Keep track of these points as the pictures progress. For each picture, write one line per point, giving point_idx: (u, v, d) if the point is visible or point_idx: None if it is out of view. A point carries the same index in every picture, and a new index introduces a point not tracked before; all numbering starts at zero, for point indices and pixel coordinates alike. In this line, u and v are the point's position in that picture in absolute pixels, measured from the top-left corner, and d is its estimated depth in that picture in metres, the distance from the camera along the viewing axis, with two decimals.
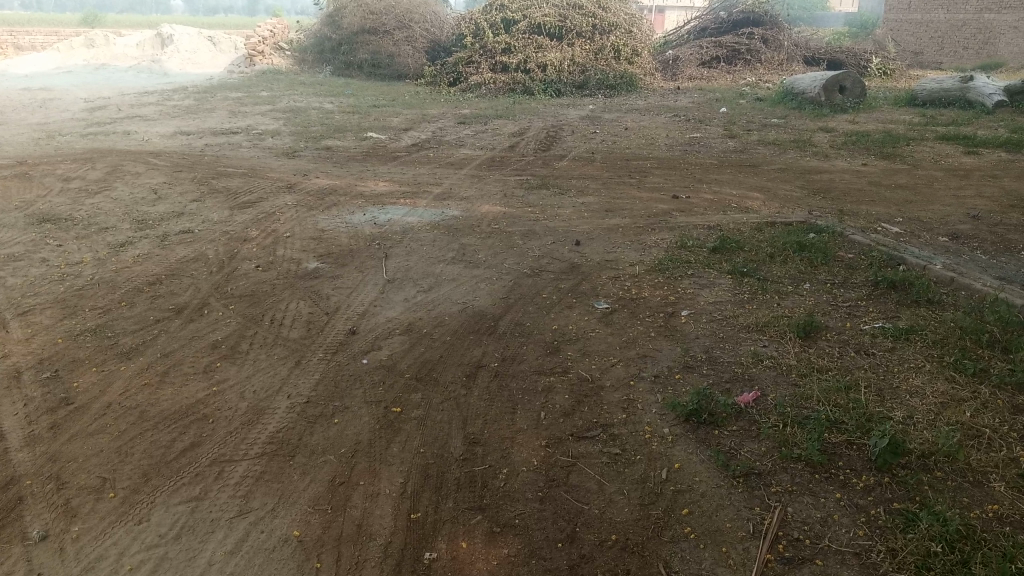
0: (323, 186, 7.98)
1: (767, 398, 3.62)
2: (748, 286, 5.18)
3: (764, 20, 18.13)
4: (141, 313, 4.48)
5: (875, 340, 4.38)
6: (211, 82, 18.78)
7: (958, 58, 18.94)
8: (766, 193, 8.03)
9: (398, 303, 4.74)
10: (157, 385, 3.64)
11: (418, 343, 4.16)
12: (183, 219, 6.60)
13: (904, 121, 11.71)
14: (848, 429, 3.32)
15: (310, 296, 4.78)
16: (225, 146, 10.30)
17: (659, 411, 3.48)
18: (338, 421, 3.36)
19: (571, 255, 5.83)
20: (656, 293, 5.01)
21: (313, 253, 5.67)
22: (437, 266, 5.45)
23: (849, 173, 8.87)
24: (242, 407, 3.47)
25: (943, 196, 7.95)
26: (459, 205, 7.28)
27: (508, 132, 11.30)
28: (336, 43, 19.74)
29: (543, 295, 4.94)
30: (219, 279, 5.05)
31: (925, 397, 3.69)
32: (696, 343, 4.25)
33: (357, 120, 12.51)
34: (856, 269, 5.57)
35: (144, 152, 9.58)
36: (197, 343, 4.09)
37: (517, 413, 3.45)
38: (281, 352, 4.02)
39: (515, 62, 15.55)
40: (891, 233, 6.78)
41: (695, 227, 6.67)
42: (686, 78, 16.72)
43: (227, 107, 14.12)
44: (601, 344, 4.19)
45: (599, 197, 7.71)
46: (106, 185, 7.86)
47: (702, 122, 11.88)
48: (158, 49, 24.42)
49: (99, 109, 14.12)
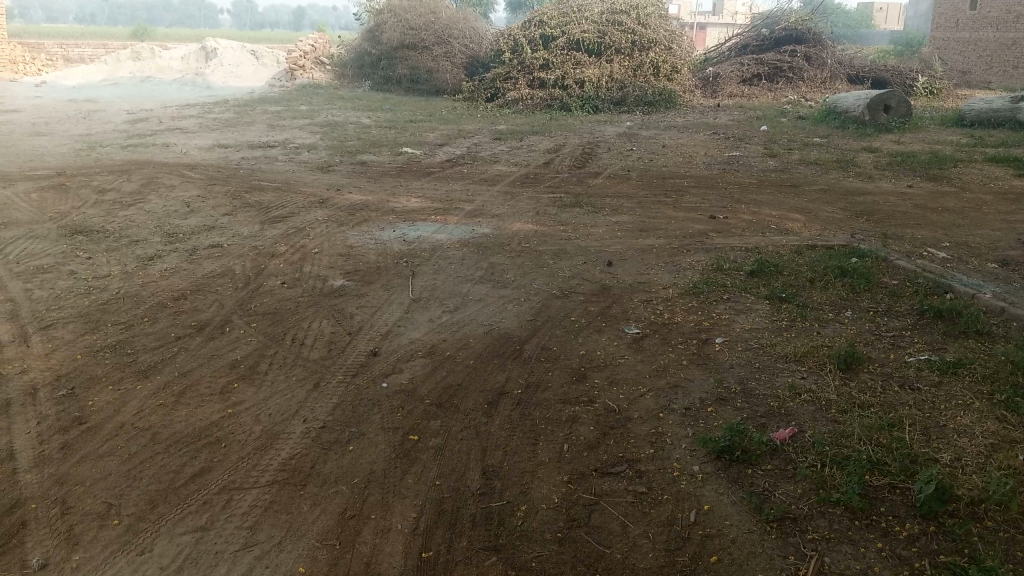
0: (355, 201, 7.93)
1: (805, 435, 3.43)
2: (786, 312, 4.98)
3: (808, 37, 17.83)
4: (161, 329, 4.45)
5: (920, 374, 4.15)
6: (251, 95, 19.00)
7: (1008, 77, 18.44)
8: (806, 215, 7.80)
9: (422, 324, 4.62)
10: (172, 407, 3.58)
11: (440, 367, 4.04)
12: (213, 233, 6.58)
13: (952, 142, 11.37)
14: (891, 470, 3.12)
15: (333, 315, 4.70)
16: (260, 159, 10.34)
17: (689, 446, 3.31)
18: (353, 448, 3.24)
19: (603, 276, 5.67)
20: (690, 319, 4.84)
21: (340, 269, 5.59)
22: (464, 285, 5.34)
23: (894, 195, 8.60)
24: (256, 431, 3.37)
25: (992, 220, 7.65)
26: (490, 222, 7.17)
27: (544, 148, 11.19)
28: (376, 57, 19.84)
29: (572, 318, 4.79)
30: (243, 295, 5.00)
31: (974, 437, 3.47)
32: (730, 373, 4.07)
33: (393, 134, 12.51)
34: (900, 296, 5.34)
35: (180, 165, 9.64)
36: (216, 362, 4.02)
37: (539, 444, 3.30)
38: (300, 373, 3.93)
39: (553, 78, 15.49)
40: (938, 258, 6.52)
41: (732, 249, 6.48)
42: (726, 95, 16.47)
43: (266, 120, 14.23)
44: (630, 372, 4.03)
45: (634, 216, 7.55)
46: (140, 197, 7.90)
47: (742, 140, 11.66)
48: (203, 63, 24.81)
49: (141, 121, 14.32)
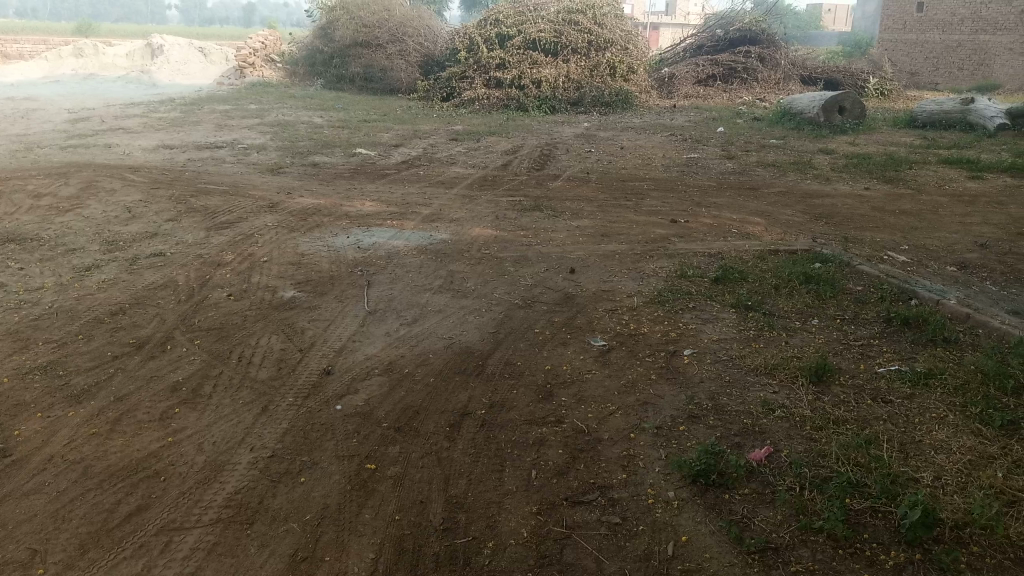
0: (307, 205, 7.64)
1: (781, 454, 3.29)
2: (753, 321, 4.86)
3: (762, 39, 17.93)
4: (98, 348, 4.16)
5: (892, 385, 4.06)
6: (199, 94, 18.50)
7: (953, 79, 18.78)
8: (767, 218, 7.73)
9: (379, 339, 4.39)
10: (107, 435, 3.31)
11: (398, 387, 3.81)
12: (156, 240, 6.26)
13: (905, 144, 11.46)
14: (872, 492, 3.00)
15: (283, 330, 4.44)
16: (207, 161, 9.97)
17: (662, 471, 3.14)
18: (305, 481, 3.01)
19: (566, 285, 5.49)
20: (657, 329, 4.68)
21: (290, 279, 5.33)
22: (423, 295, 5.12)
23: (852, 197, 8.60)
24: (198, 463, 3.13)
25: (949, 223, 7.67)
26: (448, 228, 6.95)
27: (502, 150, 10.99)
28: (328, 56, 19.42)
29: (536, 330, 4.60)
30: (187, 309, 4.71)
31: (951, 454, 3.36)
32: (701, 388, 3.91)
33: (347, 135, 12.21)
34: (866, 303, 5.26)
35: (122, 167, 9.22)
36: (155, 384, 3.75)
37: (505, 472, 3.11)
38: (247, 395, 3.67)
39: (509, 78, 15.30)
40: (898, 262, 6.49)
41: (695, 255, 6.35)
42: (682, 96, 16.45)
43: (214, 120, 13.79)
44: (598, 388, 3.86)
45: (595, 220, 7.40)
46: (78, 202, 7.51)
47: (699, 142, 11.63)
48: (148, 60, 24.12)
49: (83, 121, 13.77)
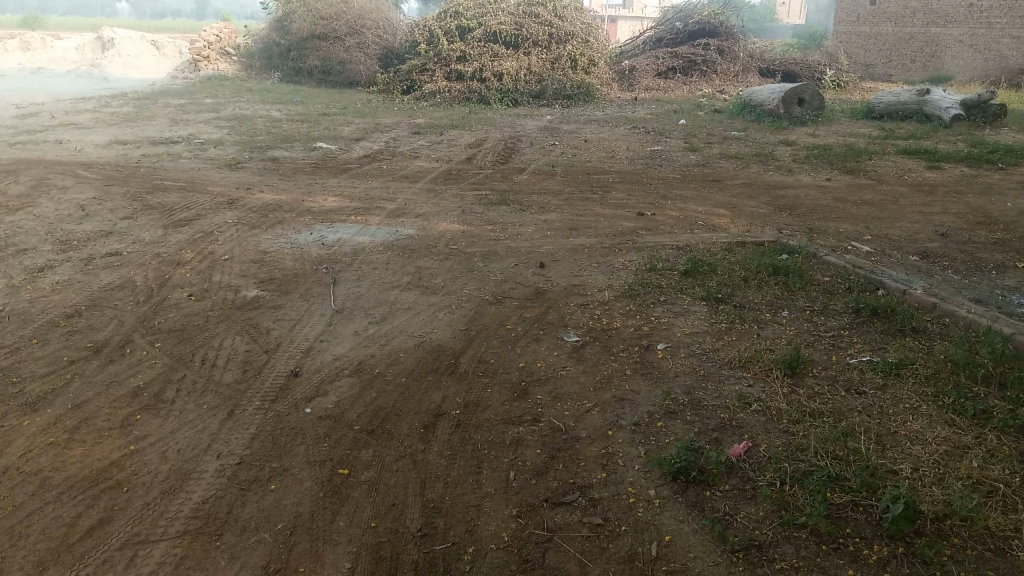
0: (267, 201, 7.47)
1: (759, 449, 3.27)
2: (725, 314, 4.84)
3: (720, 31, 18.02)
4: (53, 352, 3.99)
5: (864, 376, 4.07)
6: (152, 87, 18.05)
7: (906, 71, 19.09)
8: (732, 210, 7.75)
9: (348, 338, 4.28)
10: (65, 445, 3.16)
11: (369, 388, 3.71)
12: (112, 238, 6.06)
13: (864, 135, 11.59)
14: (852, 486, 2.98)
15: (248, 331, 4.31)
16: (163, 156, 9.70)
17: (641, 469, 3.09)
18: (275, 488, 2.91)
19: (536, 280, 5.43)
20: (629, 324, 4.64)
21: (254, 278, 5.18)
22: (391, 293, 5.02)
23: (814, 188, 8.67)
24: (163, 471, 3.00)
25: (910, 212, 7.76)
26: (413, 223, 6.84)
27: (465, 143, 10.88)
28: (285, 48, 19.06)
29: (507, 326, 4.52)
30: (146, 310, 4.55)
31: (927, 444, 3.37)
32: (677, 383, 3.88)
33: (306, 129, 11.99)
34: (834, 294, 5.28)
35: (73, 164, 8.93)
36: (115, 390, 3.60)
37: (483, 473, 3.04)
38: (212, 400, 3.54)
39: (470, 70, 15.16)
40: (862, 252, 6.54)
41: (663, 248, 6.32)
42: (643, 89, 16.47)
43: (168, 114, 13.45)
44: (573, 385, 3.80)
45: (562, 214, 7.34)
46: (28, 200, 7.25)
47: (662, 134, 11.64)
48: (99, 53, 23.48)
49: (32, 116, 13.33)
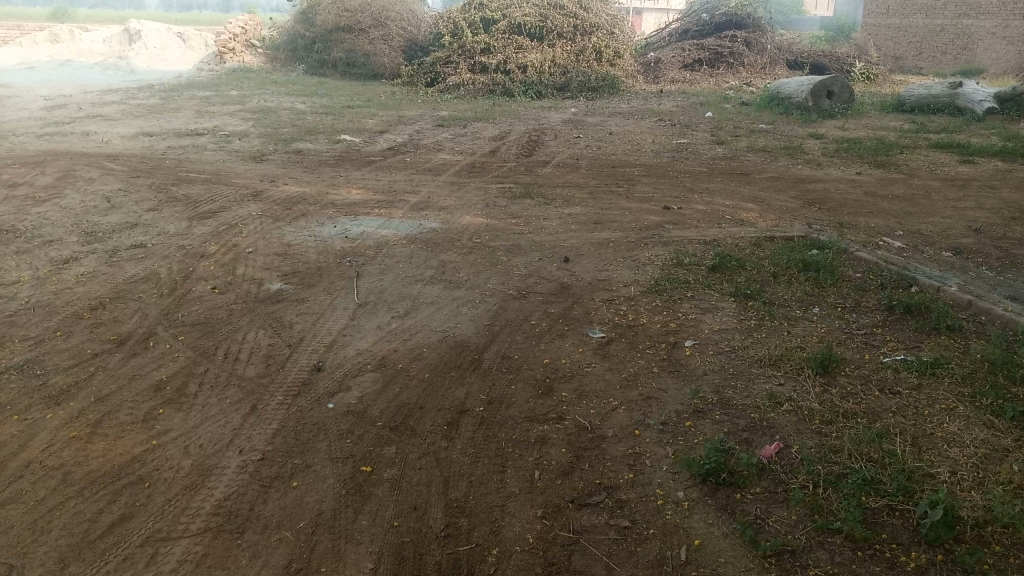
0: (291, 193, 7.45)
1: (791, 451, 3.18)
2: (754, 310, 4.74)
3: (748, 23, 17.78)
4: (77, 345, 3.98)
5: (899, 375, 3.95)
6: (178, 80, 18.14)
7: (937, 63, 18.74)
8: (760, 204, 7.62)
9: (371, 332, 4.24)
10: (87, 439, 3.14)
11: (392, 383, 3.67)
12: (137, 230, 6.06)
13: (894, 128, 11.38)
14: (887, 489, 2.89)
15: (271, 324, 4.28)
16: (188, 148, 9.73)
17: (670, 470, 3.02)
18: (297, 486, 2.87)
19: (560, 274, 5.35)
20: (656, 320, 4.56)
21: (277, 271, 5.16)
22: (414, 287, 4.97)
23: (844, 182, 8.51)
24: (184, 467, 2.98)
25: (942, 207, 7.59)
26: (437, 216, 6.79)
27: (489, 136, 10.81)
28: (310, 40, 19.05)
29: (532, 322, 4.46)
30: (170, 303, 4.54)
31: (965, 447, 3.27)
32: (705, 381, 3.79)
33: (330, 121, 11.97)
34: (866, 291, 5.16)
35: (100, 155, 8.98)
36: (138, 384, 3.58)
37: (508, 473, 2.98)
38: (234, 395, 3.51)
39: (494, 62, 15.08)
40: (894, 248, 6.40)
41: (690, 242, 6.22)
42: (668, 81, 16.30)
43: (194, 106, 13.50)
44: (599, 383, 3.73)
45: (587, 208, 7.26)
46: (55, 191, 7.29)
47: (688, 127, 11.50)
48: (126, 46, 23.66)
49: (60, 108, 13.44)
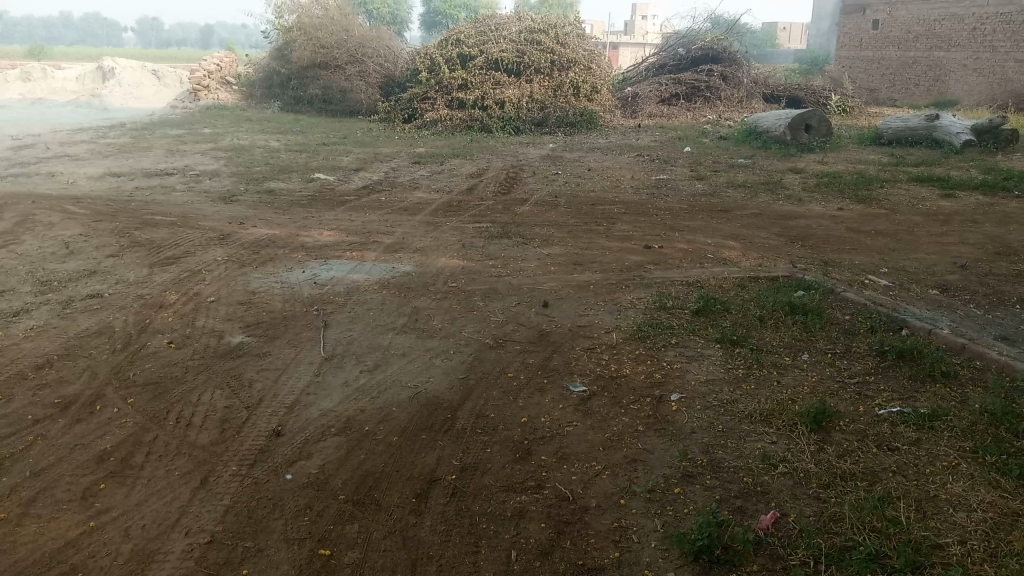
0: (260, 236, 7.19)
1: (788, 520, 2.94)
2: (741, 358, 4.52)
3: (724, 57, 17.84)
4: (17, 409, 3.69)
5: (896, 429, 3.73)
6: (151, 117, 17.88)
7: (910, 95, 18.87)
8: (743, 241, 7.46)
9: (336, 390, 3.97)
10: (17, 523, 2.85)
11: (357, 449, 3.40)
12: (94, 279, 5.77)
13: (873, 161, 11.31)
14: (894, 565, 2.66)
15: (229, 383, 4.00)
16: (156, 189, 9.46)
17: (658, 547, 2.76)
18: (247, 574, 2.59)
19: (538, 320, 5.12)
20: (640, 370, 4.32)
21: (240, 322, 4.89)
22: (384, 337, 4.71)
23: (826, 218, 8.38)
24: (124, 552, 2.70)
25: (926, 243, 7.45)
26: (411, 258, 6.55)
27: (466, 173, 10.63)
28: (285, 77, 18.91)
29: (508, 375, 4.21)
30: (122, 360, 4.26)
31: (972, 511, 3.04)
32: (694, 440, 3.55)
33: (305, 159, 11.76)
34: (856, 334, 4.96)
35: (63, 197, 8.68)
36: (79, 455, 3.29)
37: (481, 554, 2.72)
38: (184, 465, 3.23)
39: (471, 98, 14.96)
40: (880, 286, 6.23)
41: (673, 284, 6.01)
42: (646, 115, 16.26)
43: (165, 145, 13.24)
44: (580, 444, 3.48)
45: (566, 247, 7.06)
46: (12, 237, 7.00)
47: (667, 162, 11.39)
48: (99, 83, 23.44)
49: (27, 147, 13.12)
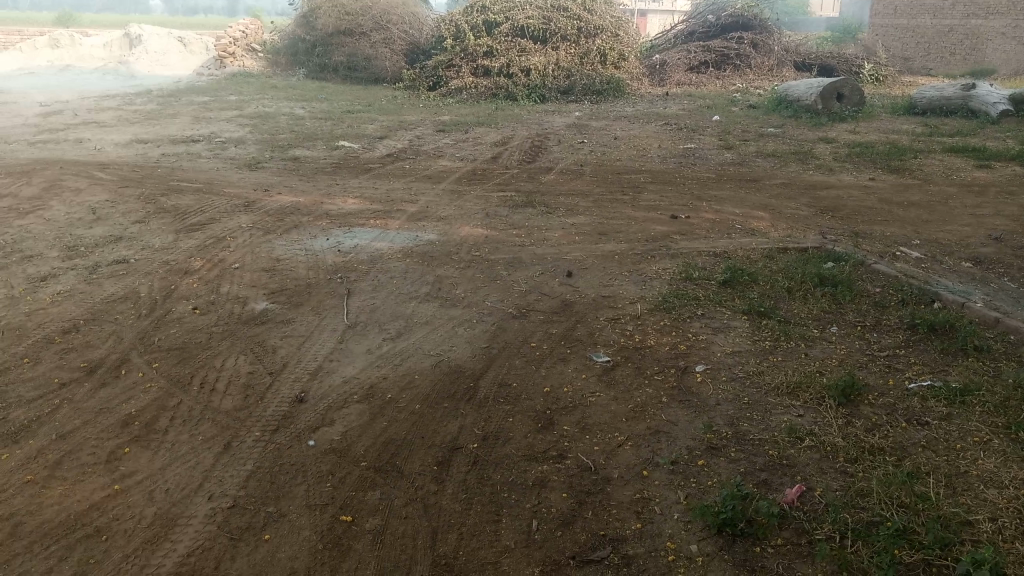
0: (284, 203, 7.19)
1: (814, 494, 2.90)
2: (768, 330, 4.44)
3: (754, 24, 17.48)
4: (44, 373, 3.72)
5: (926, 404, 3.65)
6: (177, 84, 17.91)
7: (946, 64, 18.39)
8: (771, 212, 7.33)
9: (359, 357, 3.97)
10: (43, 485, 2.88)
11: (379, 416, 3.39)
12: (121, 244, 5.80)
13: (906, 131, 11.06)
14: (922, 541, 2.61)
15: (253, 350, 4.01)
16: (182, 156, 9.49)
17: (681, 519, 2.74)
18: (270, 538, 2.61)
19: (562, 290, 5.08)
20: (665, 341, 4.27)
21: (263, 288, 4.90)
22: (407, 305, 4.69)
23: (857, 189, 8.21)
24: (148, 516, 2.72)
25: (960, 215, 7.28)
26: (435, 227, 6.51)
27: (490, 141, 10.54)
28: (310, 44, 18.81)
29: (532, 344, 4.18)
30: (147, 325, 4.28)
31: (1004, 488, 2.97)
32: (719, 413, 3.51)
33: (329, 126, 11.73)
34: (886, 307, 4.86)
35: (90, 164, 8.73)
36: (104, 419, 3.31)
37: (502, 523, 2.71)
38: (208, 430, 3.24)
39: (497, 66, 14.80)
40: (912, 258, 6.10)
41: (699, 255, 5.93)
42: (674, 83, 16.01)
43: (191, 112, 13.26)
44: (603, 415, 3.45)
45: (591, 217, 6.98)
46: (40, 203, 7.05)
47: (695, 131, 11.22)
48: (126, 50, 23.50)
49: (55, 114, 13.20)
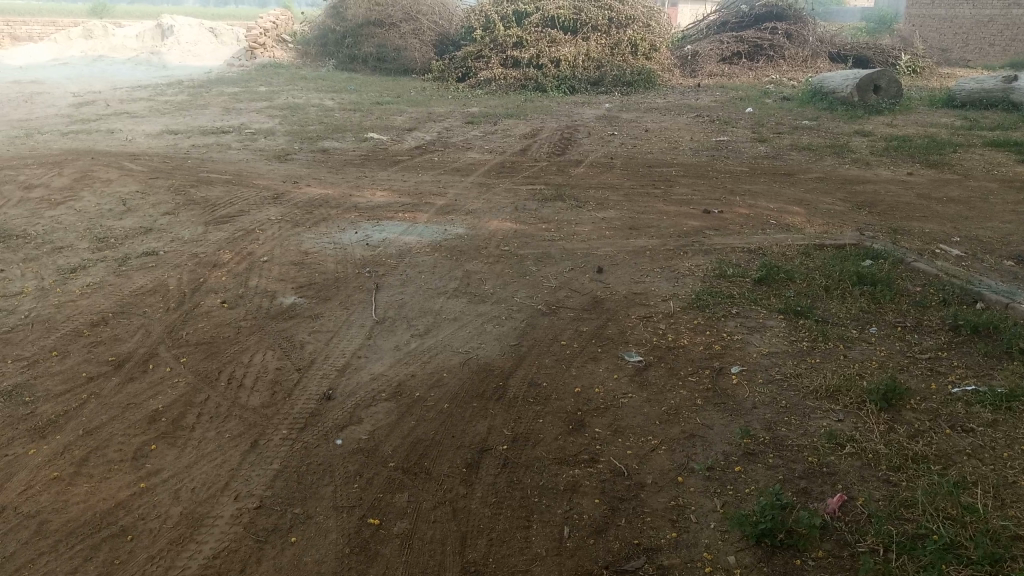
0: (313, 196, 7.16)
1: (856, 504, 2.79)
2: (805, 330, 4.32)
3: (788, 15, 17.16)
4: (72, 366, 3.72)
5: (972, 409, 3.52)
6: (208, 75, 17.99)
7: (986, 55, 17.94)
8: (806, 207, 7.17)
9: (387, 354, 3.91)
10: (69, 481, 2.87)
11: (408, 415, 3.33)
12: (150, 236, 5.80)
13: (945, 124, 10.79)
14: (971, 556, 2.50)
15: (280, 345, 3.97)
16: (212, 147, 9.50)
17: (717, 528, 2.65)
18: (296, 541, 2.56)
19: (593, 287, 4.98)
20: (698, 341, 4.16)
21: (291, 282, 4.86)
22: (436, 301, 4.62)
23: (895, 183, 8.01)
24: (174, 515, 2.68)
25: (1002, 211, 7.07)
26: (464, 220, 6.44)
27: (519, 133, 10.44)
28: (339, 35, 18.78)
29: (562, 342, 4.10)
30: (175, 318, 4.26)
31: None
32: (755, 416, 3.40)
33: (358, 118, 11.69)
34: (927, 307, 4.71)
35: (121, 154, 8.77)
36: (132, 415, 3.29)
37: (533, 529, 2.64)
38: (234, 428, 3.20)
39: (526, 57, 14.67)
40: (953, 256, 5.92)
41: (733, 251, 5.80)
42: (706, 74, 15.77)
43: (222, 103, 13.30)
44: (636, 417, 3.36)
45: (622, 211, 6.86)
46: (72, 193, 7.09)
47: (727, 123, 11.03)
48: (158, 41, 23.65)
49: (88, 104, 13.30)
